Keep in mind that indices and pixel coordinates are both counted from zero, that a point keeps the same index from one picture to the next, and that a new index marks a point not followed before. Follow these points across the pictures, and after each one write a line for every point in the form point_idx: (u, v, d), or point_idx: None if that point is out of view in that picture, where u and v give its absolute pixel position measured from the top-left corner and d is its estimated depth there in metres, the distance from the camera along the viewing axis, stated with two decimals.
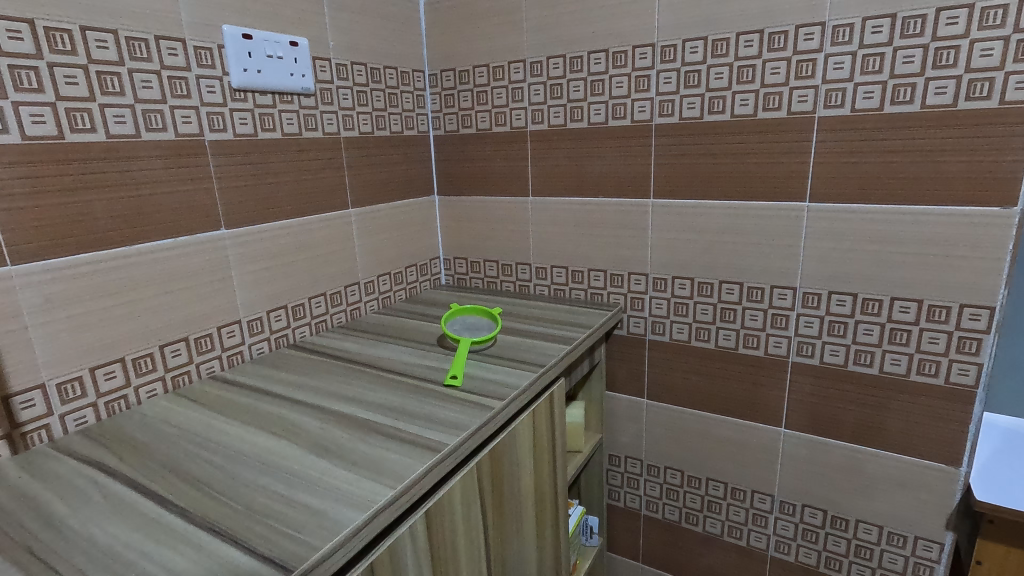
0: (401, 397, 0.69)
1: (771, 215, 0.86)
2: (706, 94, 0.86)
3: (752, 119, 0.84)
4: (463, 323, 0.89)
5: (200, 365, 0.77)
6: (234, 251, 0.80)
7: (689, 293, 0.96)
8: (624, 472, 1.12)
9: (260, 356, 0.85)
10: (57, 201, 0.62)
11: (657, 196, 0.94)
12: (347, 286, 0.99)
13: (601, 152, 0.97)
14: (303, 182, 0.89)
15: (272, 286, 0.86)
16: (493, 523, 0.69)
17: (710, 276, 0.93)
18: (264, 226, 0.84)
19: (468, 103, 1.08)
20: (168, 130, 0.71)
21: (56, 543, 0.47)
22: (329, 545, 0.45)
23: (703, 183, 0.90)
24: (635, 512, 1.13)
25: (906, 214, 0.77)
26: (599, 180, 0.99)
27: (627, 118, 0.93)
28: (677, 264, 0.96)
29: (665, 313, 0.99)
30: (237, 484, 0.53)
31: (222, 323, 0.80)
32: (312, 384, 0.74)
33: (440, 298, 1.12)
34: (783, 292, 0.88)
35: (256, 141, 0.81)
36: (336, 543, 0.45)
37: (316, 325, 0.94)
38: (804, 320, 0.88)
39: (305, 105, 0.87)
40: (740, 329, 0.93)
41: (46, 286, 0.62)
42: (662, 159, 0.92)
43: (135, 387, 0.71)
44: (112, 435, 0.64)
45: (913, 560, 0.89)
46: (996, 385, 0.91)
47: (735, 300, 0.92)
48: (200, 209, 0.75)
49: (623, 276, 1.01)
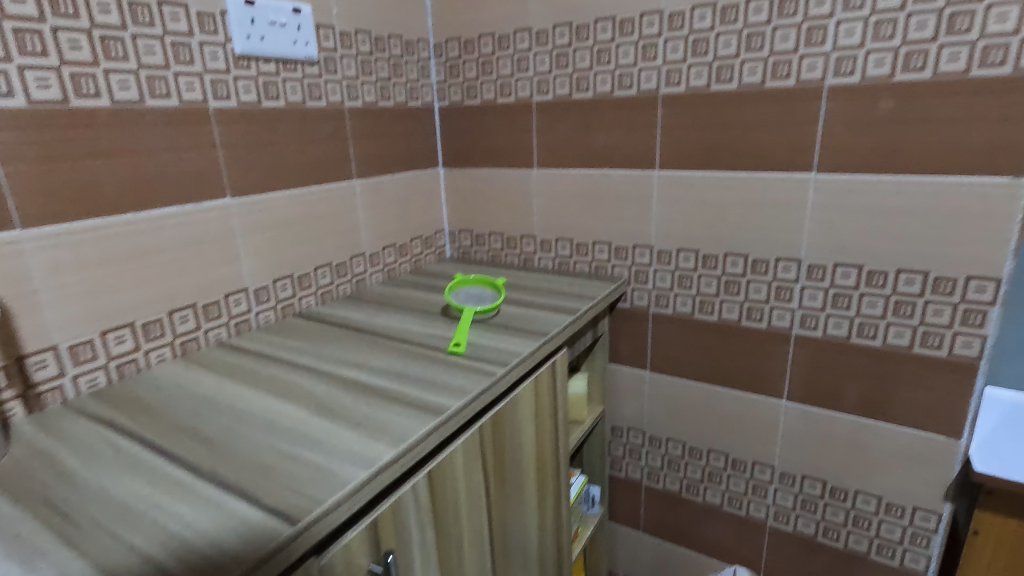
0: (405, 364, 0.70)
1: (777, 187, 0.85)
2: (714, 62, 0.85)
3: (760, 88, 0.83)
4: (467, 294, 0.89)
5: (208, 332, 0.79)
6: (240, 220, 0.81)
7: (694, 266, 0.96)
8: (627, 443, 1.13)
9: (266, 324, 0.86)
10: (64, 166, 0.63)
11: (662, 167, 0.93)
12: (352, 257, 0.99)
13: (607, 123, 0.96)
14: (307, 152, 0.89)
15: (277, 256, 0.86)
16: (494, 487, 0.70)
17: (715, 249, 0.93)
18: (270, 195, 0.84)
19: (473, 73, 1.07)
20: (173, 97, 0.71)
21: (70, 494, 0.49)
22: (334, 499, 0.46)
23: (709, 154, 0.89)
24: (636, 482, 1.15)
25: (914, 185, 0.76)
26: (604, 152, 0.98)
27: (633, 88, 0.92)
28: (682, 236, 0.95)
29: (669, 286, 0.99)
30: (244, 443, 0.55)
31: (229, 290, 0.81)
32: (317, 351, 0.75)
33: (445, 271, 1.13)
34: (788, 264, 0.88)
35: (260, 109, 0.81)
36: (340, 497, 0.47)
37: (322, 295, 0.95)
38: (808, 292, 0.87)
39: (309, 74, 0.87)
40: (744, 301, 0.93)
41: (56, 251, 0.63)
42: (668, 130, 0.91)
43: (145, 351, 0.72)
44: (124, 397, 0.65)
45: (911, 530, 0.90)
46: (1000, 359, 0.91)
47: (739, 272, 0.92)
48: (206, 176, 0.76)
49: (627, 249, 1.01)
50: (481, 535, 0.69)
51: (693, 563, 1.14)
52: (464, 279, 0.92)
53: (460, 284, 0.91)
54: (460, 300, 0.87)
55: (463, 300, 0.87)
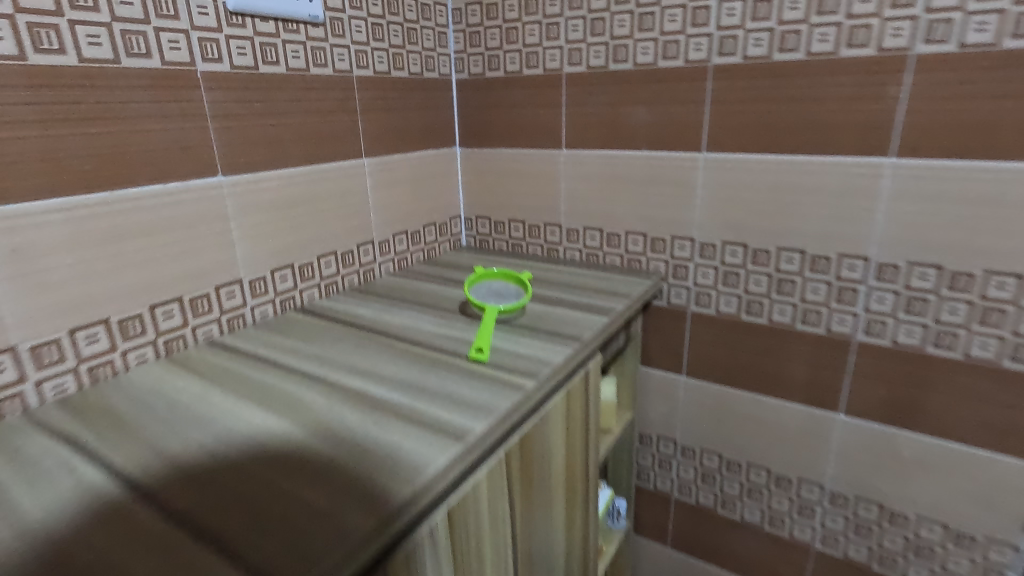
0: (419, 373, 0.60)
1: (845, 173, 0.74)
2: (778, 27, 0.73)
3: (831, 57, 0.71)
4: (489, 289, 0.79)
5: (196, 329, 0.69)
6: (232, 202, 0.71)
7: (742, 262, 0.85)
8: (656, 453, 1.04)
9: (263, 320, 0.77)
10: (22, 134, 0.53)
11: (710, 149, 0.83)
12: (359, 245, 0.90)
13: (647, 98, 0.85)
14: (310, 125, 0.78)
15: (275, 243, 0.77)
16: (520, 516, 0.61)
17: (768, 243, 0.82)
18: (267, 174, 0.74)
19: (496, 41, 0.96)
20: (154, 56, 0.61)
21: (14, 537, 0.40)
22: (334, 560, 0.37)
23: (766, 135, 0.78)
24: (666, 495, 1.06)
25: (1017, 172, 0.65)
26: (642, 131, 0.87)
27: (680, 58, 0.81)
28: (729, 228, 0.85)
29: (712, 284, 0.89)
30: (229, 473, 0.46)
31: (221, 282, 0.71)
32: (318, 354, 0.65)
33: (461, 260, 1.03)
34: (853, 262, 0.77)
35: (257, 75, 0.71)
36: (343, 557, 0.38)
37: (326, 287, 0.85)
38: (876, 295, 0.76)
39: (313, 36, 0.76)
40: (799, 303, 0.82)
41: (13, 235, 0.54)
42: (718, 107, 0.80)
43: (123, 352, 0.63)
44: (95, 407, 0.56)
45: (981, 564, 0.81)
46: None
47: (795, 270, 0.81)
48: (194, 151, 0.66)
49: (665, 241, 0.91)
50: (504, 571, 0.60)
51: None
52: (486, 273, 0.82)
53: (482, 278, 0.81)
54: (482, 297, 0.77)
55: (485, 297, 0.77)
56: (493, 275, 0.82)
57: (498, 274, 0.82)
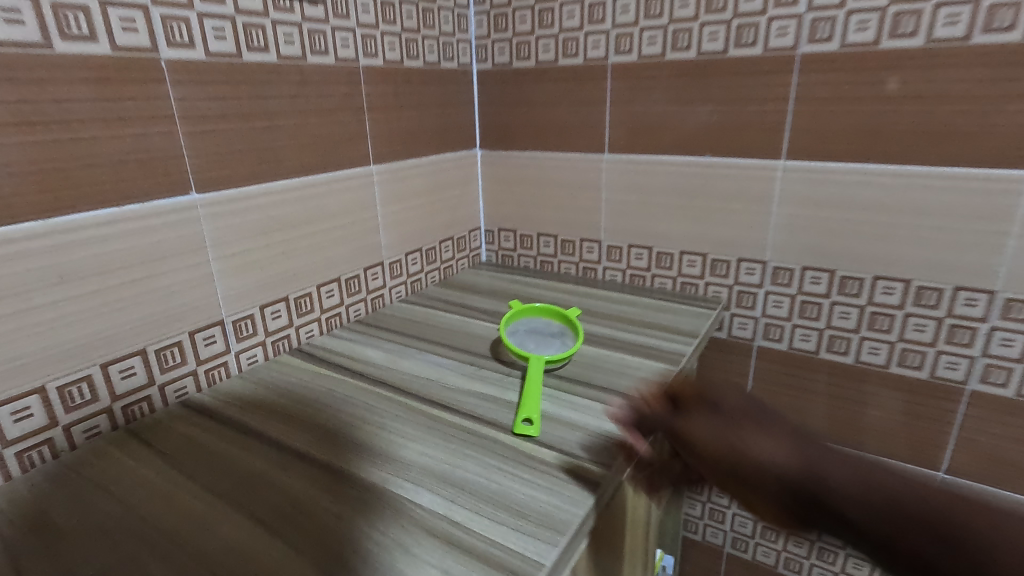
0: (453, 455, 0.46)
1: (968, 189, 0.60)
2: (890, 8, 0.59)
3: (961, 45, 0.57)
4: (529, 330, 0.65)
5: (166, 387, 0.55)
6: (210, 226, 0.56)
7: (825, 291, 0.71)
8: (707, 502, 0.91)
9: (252, 367, 0.63)
10: None
11: (791, 156, 0.68)
12: (366, 269, 0.75)
13: (712, 94, 0.71)
14: (308, 128, 0.64)
15: (265, 273, 0.62)
16: None
17: (860, 270, 0.68)
18: (254, 188, 0.60)
19: (526, 25, 0.81)
20: (100, 40, 0.46)
21: None
22: None
23: (865, 140, 0.64)
24: (716, 548, 0.93)
25: None
26: (705, 134, 0.73)
27: (758, 45, 0.66)
28: (810, 250, 0.71)
29: (785, 315, 0.75)
30: None
31: (198, 326, 0.57)
32: (320, 422, 0.51)
33: (482, 281, 0.89)
34: (972, 296, 0.63)
35: (239, 65, 0.56)
36: None
37: (327, 321, 0.71)
38: (1000, 337, 0.63)
39: (310, 16, 0.62)
40: (896, 342, 0.69)
41: None
42: (805, 106, 0.66)
43: (67, 426, 0.48)
44: (21, 513, 0.42)
45: None
46: None
47: (893, 303, 0.68)
48: (159, 162, 0.51)
49: (728, 263, 0.77)
50: None
51: None
52: (523, 310, 0.68)
53: (518, 316, 0.67)
54: (521, 340, 0.63)
55: (525, 340, 0.63)
56: (531, 312, 0.68)
57: (538, 310, 0.68)
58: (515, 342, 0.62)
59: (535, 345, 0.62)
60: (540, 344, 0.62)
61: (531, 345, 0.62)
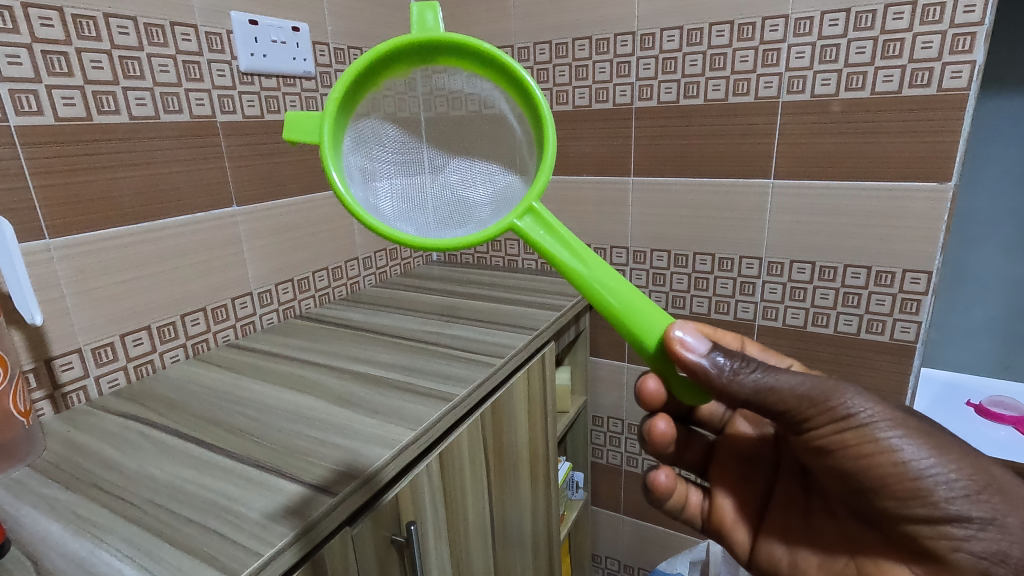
0: (410, 358, 0.76)
1: (740, 190, 0.95)
2: (683, 80, 0.94)
3: (723, 102, 0.92)
4: (359, 123, 0.49)
5: (217, 334, 0.82)
6: (245, 226, 0.84)
7: (667, 265, 1.05)
8: (607, 431, 1.23)
9: (270, 325, 0.90)
10: (88, 179, 0.66)
11: (637, 174, 1.02)
12: (346, 262, 1.04)
13: (584, 133, 1.05)
14: (306, 162, 0.93)
15: (280, 261, 0.91)
16: (494, 473, 0.78)
17: (685, 249, 1.03)
18: (274, 203, 0.88)
19: None
20: (184, 112, 0.74)
21: (119, 479, 0.53)
22: (356, 483, 0.51)
23: (678, 163, 0.98)
24: (616, 468, 1.24)
25: (855, 188, 0.87)
26: (582, 159, 1.07)
27: (610, 101, 1.01)
28: (655, 238, 1.05)
29: (644, 283, 1.09)
30: (273, 431, 0.59)
31: (236, 294, 0.84)
32: (324, 349, 0.80)
33: (433, 272, 1.18)
34: (751, 261, 0.98)
35: (263, 122, 0.85)
36: (363, 480, 0.52)
37: (320, 298, 0.99)
38: (769, 287, 0.98)
39: (306, 88, 0.92)
40: (713, 296, 1.03)
41: (78, 259, 0.66)
42: (641, 141, 1.00)
43: (160, 352, 0.75)
44: (145, 395, 0.69)
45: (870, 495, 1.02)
46: (951, 329, 1.47)
47: (708, 270, 1.02)
48: (215, 185, 0.79)
49: (605, 250, 1.11)
50: (482, 514, 0.76)
51: (670, 541, 1.23)
52: (328, 101, 0.45)
53: (304, 125, 0.45)
54: (367, 157, 0.50)
55: (374, 151, 0.51)
56: (371, 82, 0.47)
57: (373, 72, 0.46)
58: (361, 187, 0.48)
59: (413, 157, 0.53)
60: (416, 147, 0.54)
61: (398, 175, 0.52)
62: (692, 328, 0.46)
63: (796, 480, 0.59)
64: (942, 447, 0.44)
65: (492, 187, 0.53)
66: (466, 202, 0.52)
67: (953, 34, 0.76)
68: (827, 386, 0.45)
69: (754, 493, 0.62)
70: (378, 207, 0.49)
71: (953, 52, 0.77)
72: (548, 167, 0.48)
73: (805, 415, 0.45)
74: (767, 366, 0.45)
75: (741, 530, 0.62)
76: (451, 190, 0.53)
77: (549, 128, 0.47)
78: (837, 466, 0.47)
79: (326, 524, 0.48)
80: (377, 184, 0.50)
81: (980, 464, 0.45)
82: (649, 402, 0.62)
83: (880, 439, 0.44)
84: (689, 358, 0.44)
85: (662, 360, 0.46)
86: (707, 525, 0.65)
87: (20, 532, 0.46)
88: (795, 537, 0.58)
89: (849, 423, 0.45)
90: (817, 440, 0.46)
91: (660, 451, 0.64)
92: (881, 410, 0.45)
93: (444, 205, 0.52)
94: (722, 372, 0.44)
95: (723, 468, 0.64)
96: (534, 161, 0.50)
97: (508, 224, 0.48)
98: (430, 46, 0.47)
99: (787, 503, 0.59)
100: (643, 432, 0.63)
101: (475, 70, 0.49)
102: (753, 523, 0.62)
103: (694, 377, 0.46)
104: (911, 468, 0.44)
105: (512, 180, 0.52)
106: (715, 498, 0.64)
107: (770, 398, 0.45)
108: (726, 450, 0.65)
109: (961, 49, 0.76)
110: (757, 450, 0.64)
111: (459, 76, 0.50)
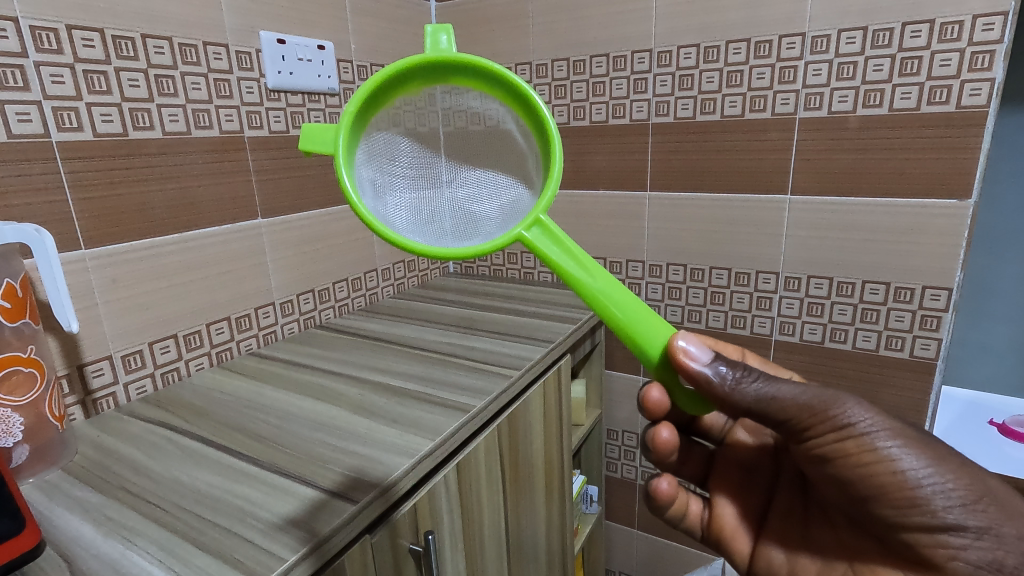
0: (427, 368, 0.77)
1: (757, 205, 0.95)
2: (699, 95, 0.95)
3: (740, 118, 0.93)
4: (371, 137, 0.50)
5: (240, 342, 0.84)
6: (269, 237, 0.86)
7: (682, 278, 1.06)
8: (621, 444, 1.23)
9: (291, 334, 0.92)
10: (123, 191, 0.68)
11: (653, 189, 1.03)
12: (366, 273, 1.06)
13: (600, 148, 1.07)
14: (328, 174, 0.95)
15: (301, 271, 0.92)
16: (510, 485, 0.78)
17: (702, 263, 1.03)
18: (298, 216, 0.91)
19: None
20: (214, 128, 0.77)
21: (147, 483, 0.54)
22: (366, 499, 0.51)
23: (694, 178, 0.99)
24: (631, 482, 1.24)
25: (873, 204, 0.87)
26: (598, 173, 1.08)
27: (626, 117, 1.02)
28: (671, 252, 1.05)
29: (660, 297, 1.09)
30: (295, 438, 0.60)
31: (259, 304, 0.86)
32: (342, 359, 0.81)
33: (450, 284, 1.20)
34: (767, 276, 0.98)
35: (288, 137, 0.87)
36: (371, 497, 0.51)
37: (339, 308, 1.01)
38: (786, 302, 0.98)
39: (330, 104, 0.94)
40: (729, 311, 1.03)
41: (110, 269, 0.68)
42: (657, 156, 1.01)
43: (186, 360, 0.77)
44: (171, 401, 0.71)
45: None
46: (973, 345, 1.44)
47: (724, 284, 1.02)
48: (240, 199, 0.81)
49: (621, 263, 1.11)
50: (498, 526, 0.76)
51: (685, 557, 1.21)
52: (344, 115, 0.46)
53: (318, 136, 0.46)
54: (378, 170, 0.51)
55: (385, 165, 0.52)
56: (384, 98, 0.49)
57: (386, 90, 0.48)
58: (372, 198, 0.49)
59: (423, 170, 0.55)
60: (425, 162, 0.55)
61: (408, 189, 0.53)
62: (694, 337, 0.47)
63: (795, 491, 0.59)
64: (940, 458, 0.44)
65: (498, 201, 0.54)
66: (473, 216, 0.54)
67: (971, 52, 0.76)
68: (828, 395, 0.45)
69: (756, 501, 0.62)
70: (388, 218, 0.50)
71: (972, 69, 0.77)
72: (555, 180, 0.50)
73: (805, 424, 0.45)
74: (768, 376, 0.45)
75: (741, 540, 0.62)
76: (459, 204, 0.55)
77: (555, 142, 0.49)
78: (838, 474, 0.47)
79: (345, 534, 0.49)
80: (388, 197, 0.51)
81: (977, 475, 0.45)
82: (653, 411, 0.61)
83: (879, 449, 0.44)
84: (692, 368, 0.45)
85: (665, 371, 0.47)
86: (708, 534, 0.64)
87: (55, 533, 0.48)
88: (792, 543, 0.57)
89: (848, 432, 0.45)
90: (818, 448, 0.46)
91: (663, 460, 0.63)
92: (880, 419, 0.45)
93: (453, 218, 0.54)
94: (724, 382, 0.45)
95: (724, 478, 0.64)
96: (542, 177, 0.52)
97: (516, 235, 0.49)
98: (441, 66, 0.48)
99: (787, 513, 0.59)
100: (647, 441, 0.63)
101: (486, 90, 0.51)
102: (754, 531, 0.61)
103: (699, 388, 0.46)
104: (909, 477, 0.44)
105: (520, 194, 0.53)
106: (716, 508, 0.63)
107: (772, 406, 0.45)
108: (726, 460, 0.65)
109: (979, 67, 0.76)
110: (758, 460, 0.64)
111: (469, 95, 0.52)
